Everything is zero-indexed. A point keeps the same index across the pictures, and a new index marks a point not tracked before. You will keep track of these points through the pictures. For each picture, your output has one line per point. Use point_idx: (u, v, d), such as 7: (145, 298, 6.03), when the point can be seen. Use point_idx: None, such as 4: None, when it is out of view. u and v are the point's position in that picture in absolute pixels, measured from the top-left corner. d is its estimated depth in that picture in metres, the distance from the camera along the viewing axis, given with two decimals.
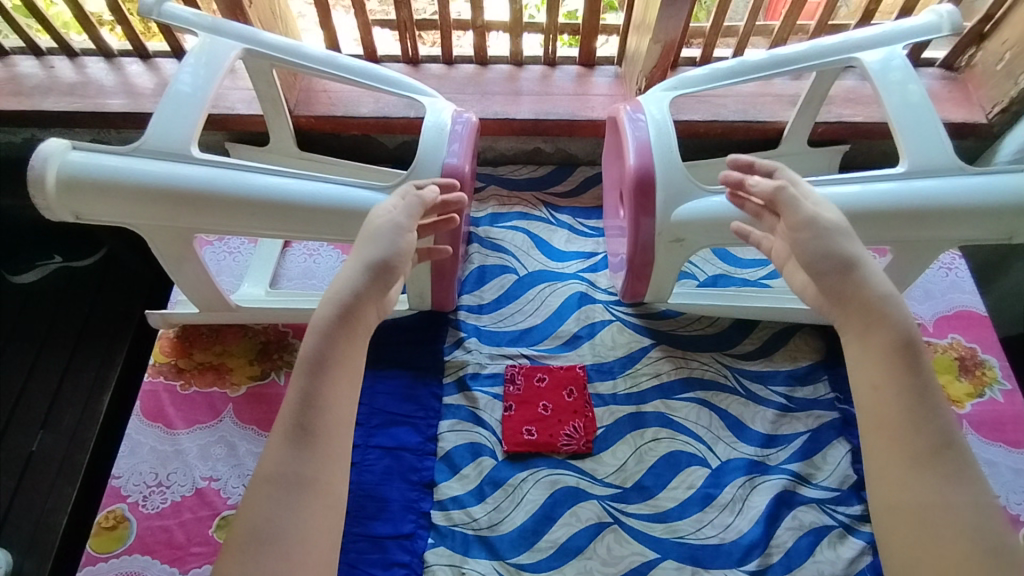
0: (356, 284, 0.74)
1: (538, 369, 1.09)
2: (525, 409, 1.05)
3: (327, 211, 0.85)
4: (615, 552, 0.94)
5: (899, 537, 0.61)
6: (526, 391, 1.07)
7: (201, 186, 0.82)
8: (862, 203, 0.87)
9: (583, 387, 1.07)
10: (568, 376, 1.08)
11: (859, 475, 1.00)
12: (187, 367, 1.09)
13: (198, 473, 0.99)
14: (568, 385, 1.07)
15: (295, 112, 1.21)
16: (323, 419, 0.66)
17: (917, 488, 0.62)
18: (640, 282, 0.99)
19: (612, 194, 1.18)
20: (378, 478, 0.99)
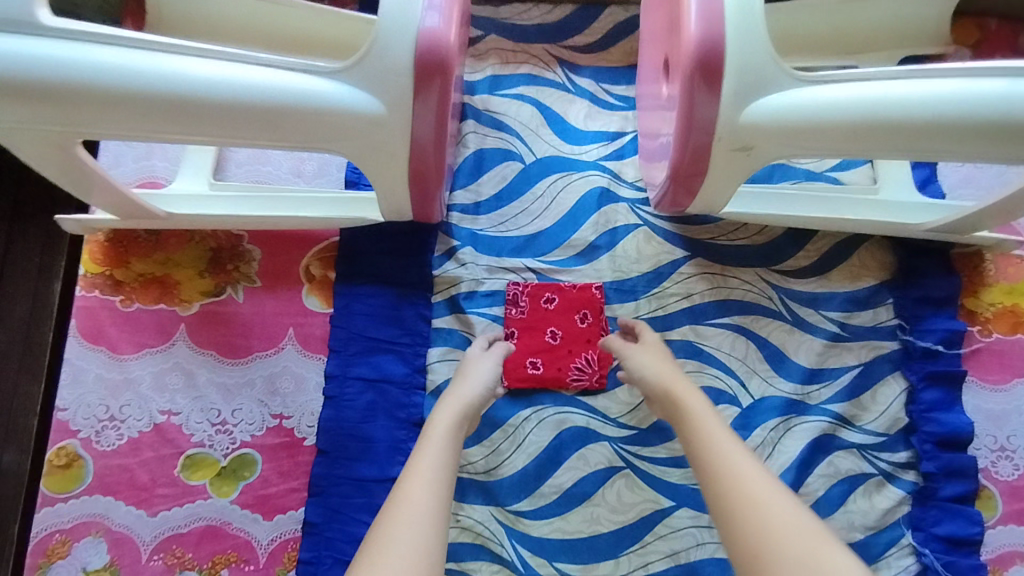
0: (478, 397, 0.76)
1: (546, 287, 0.90)
2: (530, 337, 0.88)
3: (252, 111, 0.60)
4: (625, 500, 0.85)
5: (756, 568, 0.57)
6: (532, 316, 0.89)
7: (63, 77, 0.56)
8: (1002, 112, 0.63)
9: (598, 310, 0.90)
10: (581, 296, 0.90)
11: (911, 419, 0.87)
12: (126, 280, 0.90)
13: (154, 406, 0.86)
14: (581, 308, 0.89)
15: None
16: (447, 474, 0.66)
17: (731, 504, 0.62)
18: (683, 194, 0.76)
19: (651, 54, 0.88)
20: (360, 416, 0.86)
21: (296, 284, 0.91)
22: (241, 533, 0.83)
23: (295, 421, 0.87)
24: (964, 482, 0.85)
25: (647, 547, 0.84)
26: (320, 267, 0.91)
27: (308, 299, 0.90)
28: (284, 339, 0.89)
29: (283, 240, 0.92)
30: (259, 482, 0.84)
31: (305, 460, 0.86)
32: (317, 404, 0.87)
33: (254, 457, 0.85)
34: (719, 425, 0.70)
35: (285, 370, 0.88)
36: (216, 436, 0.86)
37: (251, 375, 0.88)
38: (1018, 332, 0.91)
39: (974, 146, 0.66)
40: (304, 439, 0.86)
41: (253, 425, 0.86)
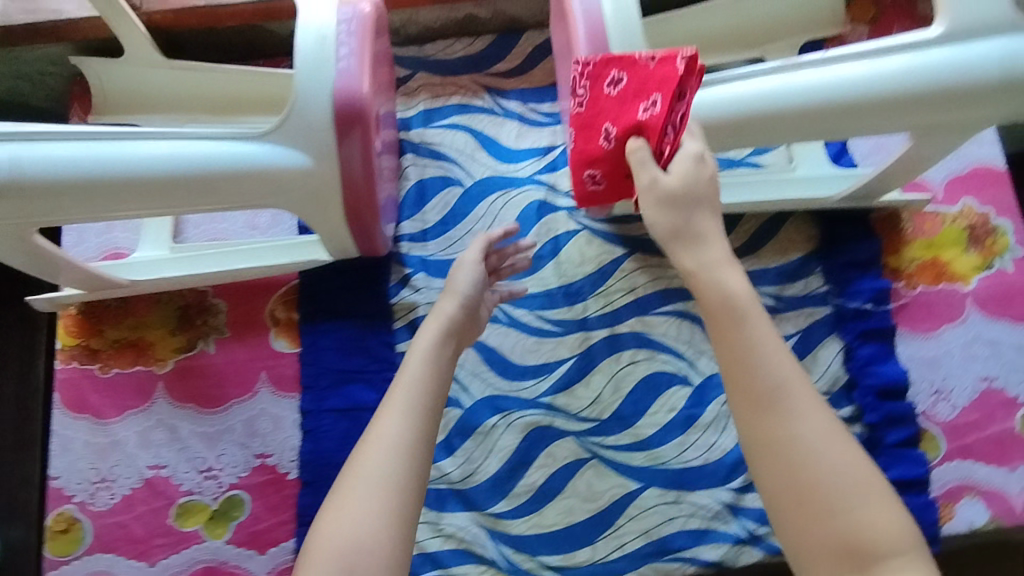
0: (458, 310, 0.77)
1: (609, 64, 0.66)
2: (584, 135, 0.67)
3: (188, 180, 0.66)
4: (596, 488, 0.90)
5: (773, 479, 0.53)
6: (590, 76, 0.66)
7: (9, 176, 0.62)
8: (871, 91, 0.67)
9: (674, 97, 0.62)
10: (657, 75, 0.63)
11: (850, 375, 0.93)
12: (101, 347, 0.95)
13: (142, 463, 0.91)
14: (652, 90, 0.63)
15: (143, 8, 0.92)
16: (427, 400, 0.65)
17: (780, 450, 0.52)
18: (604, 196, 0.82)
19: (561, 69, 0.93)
20: (338, 444, 0.91)
21: (263, 329, 0.96)
22: (239, 569, 0.88)
23: (277, 458, 0.92)
24: (906, 428, 0.91)
25: (621, 529, 0.89)
26: (284, 310, 0.96)
27: (276, 342, 0.96)
28: (258, 383, 0.94)
29: (246, 290, 0.98)
30: (250, 519, 0.89)
31: (290, 493, 0.90)
32: (296, 439, 0.92)
33: (243, 497, 0.90)
34: (778, 349, 0.55)
35: (262, 412, 0.93)
36: (204, 483, 0.90)
37: (230, 421, 0.93)
38: (941, 281, 0.97)
39: (845, 127, 0.70)
40: (288, 474, 0.91)
41: (238, 467, 0.91)
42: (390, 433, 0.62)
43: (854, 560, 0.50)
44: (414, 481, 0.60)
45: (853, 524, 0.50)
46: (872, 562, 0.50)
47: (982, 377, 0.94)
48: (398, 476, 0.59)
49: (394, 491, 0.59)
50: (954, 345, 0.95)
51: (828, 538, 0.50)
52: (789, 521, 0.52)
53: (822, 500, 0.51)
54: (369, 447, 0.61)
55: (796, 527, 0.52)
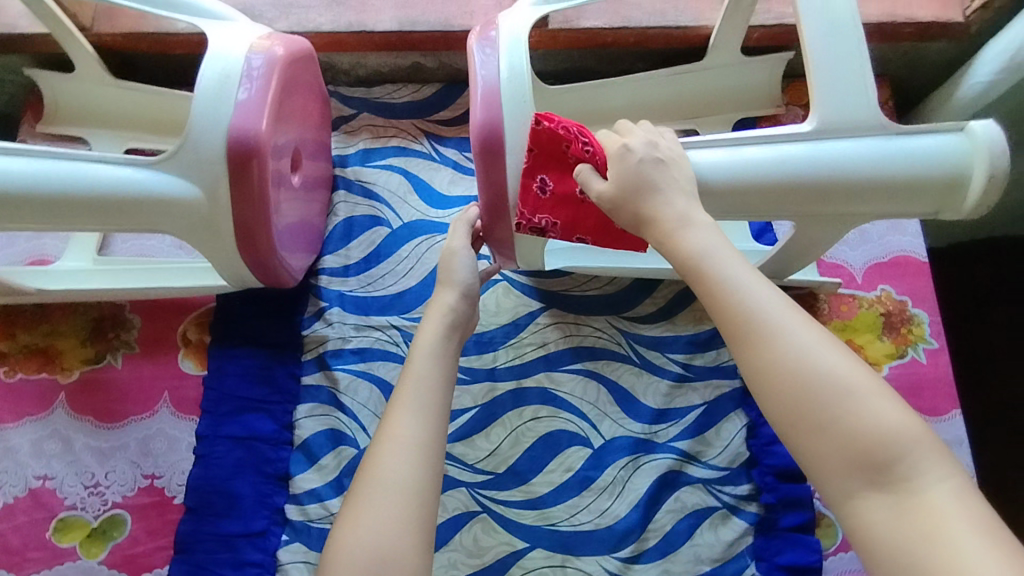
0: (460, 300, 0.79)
1: (527, 186, 0.71)
2: (585, 218, 0.72)
3: (72, 199, 0.66)
4: (482, 543, 0.89)
5: (779, 408, 0.51)
6: (529, 206, 0.72)
7: None
8: (747, 178, 0.68)
9: (571, 144, 0.68)
10: (544, 142, 0.69)
11: (751, 453, 0.93)
12: (11, 351, 0.96)
13: (31, 472, 0.91)
14: (556, 149, 0.68)
15: (93, 29, 0.96)
16: (435, 397, 0.67)
17: (766, 373, 0.51)
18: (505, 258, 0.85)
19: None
20: (228, 472, 0.90)
21: (173, 349, 0.97)
22: None
23: (166, 480, 0.91)
24: (803, 512, 0.90)
25: None
26: (196, 331, 0.97)
27: (183, 363, 0.96)
28: (159, 403, 0.94)
29: (162, 308, 0.99)
30: (127, 541, 0.88)
31: (173, 518, 0.89)
32: (187, 463, 0.92)
33: (124, 517, 0.89)
34: (749, 273, 0.55)
35: (159, 432, 0.93)
36: (88, 498, 0.90)
37: (126, 438, 0.93)
38: None
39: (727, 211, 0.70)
40: (174, 498, 0.90)
41: (125, 485, 0.90)
42: (406, 434, 0.63)
43: (868, 467, 0.48)
44: (431, 485, 0.61)
45: (848, 432, 0.48)
46: (890, 467, 0.47)
47: None
48: (416, 476, 0.60)
49: (413, 493, 0.59)
50: None
51: (834, 450, 0.48)
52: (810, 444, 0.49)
53: (823, 411, 0.49)
54: (382, 450, 0.61)
55: (806, 449, 0.50)
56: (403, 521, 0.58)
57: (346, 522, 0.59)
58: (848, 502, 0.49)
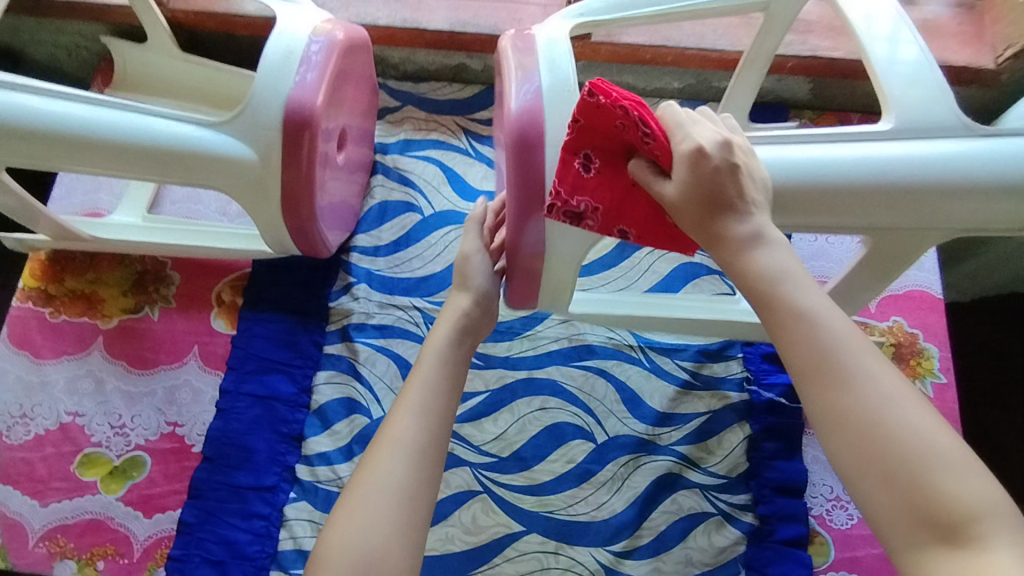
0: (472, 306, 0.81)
1: (569, 160, 0.65)
2: (632, 205, 0.67)
3: (140, 149, 0.72)
4: (480, 522, 0.92)
5: (846, 452, 0.48)
6: (568, 185, 0.66)
7: None
8: (838, 178, 0.69)
9: (637, 124, 0.60)
10: (597, 118, 0.62)
11: (750, 464, 0.95)
12: (57, 294, 1.02)
13: (63, 407, 0.96)
14: (614, 124, 0.62)
15: (169, 5, 1.03)
16: (437, 403, 0.67)
17: (838, 416, 0.49)
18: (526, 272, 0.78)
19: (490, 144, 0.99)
20: (245, 427, 0.95)
21: (206, 307, 1.02)
22: (121, 528, 0.90)
23: (187, 429, 0.96)
24: (797, 526, 0.91)
25: (495, 568, 0.90)
26: (230, 293, 1.03)
27: (215, 321, 1.01)
28: (188, 355, 0.99)
29: (201, 268, 1.04)
30: (145, 482, 0.92)
31: (190, 465, 0.94)
32: (208, 415, 0.97)
33: (144, 459, 0.94)
34: (823, 303, 0.52)
35: (185, 383, 0.98)
36: (113, 438, 0.95)
37: (154, 385, 0.97)
38: None
39: (813, 214, 0.70)
40: (193, 446, 0.95)
41: (148, 430, 0.95)
42: (404, 435, 0.63)
43: (938, 527, 0.45)
44: (421, 492, 0.61)
45: (926, 489, 0.45)
46: (959, 526, 0.44)
47: None
48: (410, 480, 0.61)
49: (405, 495, 0.60)
50: None
51: (899, 501, 0.46)
52: (878, 493, 0.47)
53: (895, 458, 0.46)
54: (381, 452, 0.62)
55: (871, 497, 0.47)
56: (391, 523, 0.58)
57: (336, 517, 0.59)
58: (914, 560, 0.46)
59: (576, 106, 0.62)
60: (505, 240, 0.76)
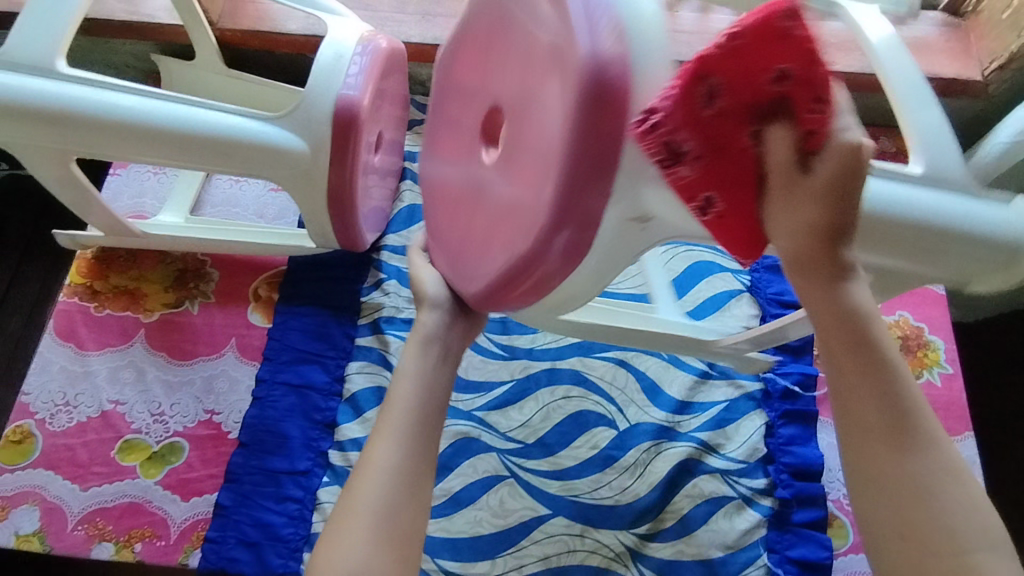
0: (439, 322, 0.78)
1: (687, 88, 0.51)
2: (732, 179, 0.55)
3: (204, 141, 0.78)
4: (507, 506, 0.94)
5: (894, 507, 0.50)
6: (679, 114, 0.51)
7: (59, 106, 0.75)
8: None
9: (811, 85, 0.50)
10: (755, 49, 0.50)
11: (768, 450, 0.98)
12: (102, 290, 1.07)
13: (104, 396, 1.00)
14: (772, 74, 0.50)
15: (219, 24, 1.11)
16: (416, 426, 0.68)
17: (887, 480, 0.51)
18: (523, 277, 0.60)
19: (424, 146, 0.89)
20: (280, 414, 0.98)
21: (244, 302, 1.07)
22: (159, 510, 0.93)
23: (224, 417, 0.99)
24: (815, 509, 0.94)
25: (522, 550, 0.92)
26: (266, 289, 1.08)
27: (251, 315, 1.06)
28: (226, 347, 1.04)
29: (239, 266, 1.10)
30: (183, 466, 0.96)
31: (226, 450, 0.97)
32: (244, 403, 1.00)
33: (183, 445, 0.97)
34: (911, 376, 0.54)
35: (222, 373, 1.02)
36: (153, 425, 0.98)
37: (192, 375, 1.02)
38: None
39: None
40: (229, 433, 0.98)
41: (187, 417, 0.99)
42: (383, 460, 0.64)
43: None
44: (404, 515, 0.62)
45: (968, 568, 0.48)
46: None
47: None
48: (393, 503, 0.62)
49: (387, 522, 0.61)
50: None
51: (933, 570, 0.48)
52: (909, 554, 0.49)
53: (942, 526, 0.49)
54: (364, 480, 0.63)
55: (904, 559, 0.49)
56: (376, 550, 0.59)
57: (321, 550, 0.60)
58: None
59: (755, 16, 0.49)
60: (523, 232, 0.58)
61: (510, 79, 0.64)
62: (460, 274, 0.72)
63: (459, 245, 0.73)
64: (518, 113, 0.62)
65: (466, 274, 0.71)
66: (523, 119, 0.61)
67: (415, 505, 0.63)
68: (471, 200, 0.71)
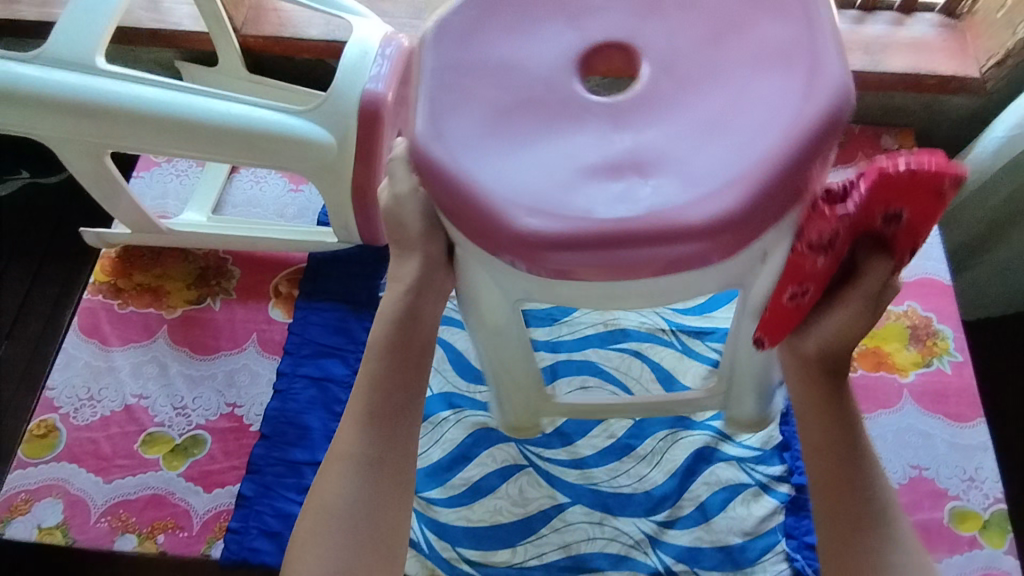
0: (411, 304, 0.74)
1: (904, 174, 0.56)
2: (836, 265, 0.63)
3: (233, 132, 0.82)
4: (526, 494, 0.95)
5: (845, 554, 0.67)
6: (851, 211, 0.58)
7: (99, 100, 0.80)
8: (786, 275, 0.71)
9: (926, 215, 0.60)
10: (922, 188, 0.56)
11: (784, 437, 0.99)
12: (126, 288, 1.09)
13: (128, 390, 1.01)
14: (928, 193, 0.57)
15: (242, 31, 1.15)
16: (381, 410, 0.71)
17: (852, 537, 0.67)
18: (620, 267, 0.60)
19: (425, 44, 0.70)
20: (301, 407, 1.00)
21: (264, 298, 1.09)
22: (181, 502, 0.94)
23: (245, 410, 1.01)
24: None
25: (542, 538, 0.92)
26: (287, 285, 1.10)
27: (272, 311, 1.08)
28: (247, 341, 1.06)
29: (259, 263, 1.12)
30: (205, 459, 0.97)
31: (248, 442, 0.98)
32: (266, 396, 1.02)
33: (205, 437, 0.98)
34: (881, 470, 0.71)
35: (243, 367, 1.04)
36: (176, 418, 1.00)
37: (214, 369, 1.03)
38: (880, 369, 1.05)
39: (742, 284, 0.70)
40: (250, 425, 0.99)
41: (209, 410, 1.00)
42: (350, 452, 0.70)
43: None
44: (370, 509, 0.68)
45: None
46: None
47: (913, 464, 0.98)
48: (363, 497, 0.68)
49: (354, 517, 0.67)
50: (887, 429, 1.01)
51: None
52: None
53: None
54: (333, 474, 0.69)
55: None
56: (343, 544, 0.66)
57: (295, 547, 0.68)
58: None
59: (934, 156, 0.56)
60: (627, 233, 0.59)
61: (691, 84, 0.66)
62: (500, 194, 0.62)
63: (501, 168, 0.63)
64: (688, 117, 0.64)
65: (510, 204, 0.61)
66: (696, 130, 0.63)
67: (392, 504, 0.69)
68: (540, 139, 0.65)
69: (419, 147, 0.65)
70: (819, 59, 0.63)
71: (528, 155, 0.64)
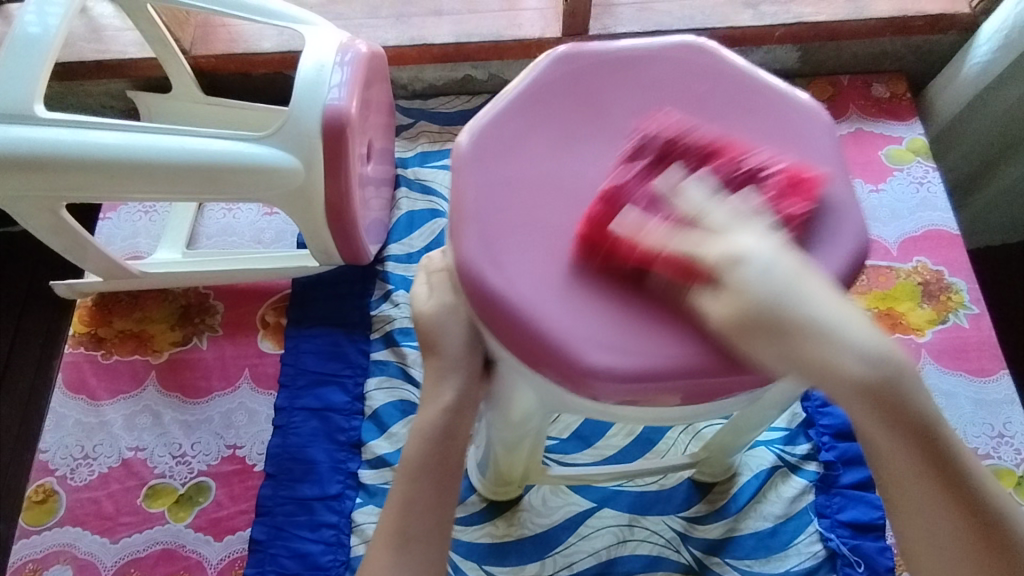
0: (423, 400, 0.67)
1: None
2: None
3: (194, 168, 0.77)
4: (549, 504, 0.92)
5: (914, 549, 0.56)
6: None
7: (43, 153, 0.74)
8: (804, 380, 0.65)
9: None
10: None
11: (806, 414, 0.96)
12: (108, 336, 1.05)
13: (123, 444, 0.97)
14: None
15: (192, 52, 1.09)
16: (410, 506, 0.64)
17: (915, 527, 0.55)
18: (661, 392, 0.54)
19: (462, 161, 0.60)
20: (305, 440, 0.96)
21: (253, 331, 1.05)
22: (194, 554, 0.91)
23: (247, 450, 0.97)
24: (862, 469, 0.91)
25: (570, 548, 0.89)
26: (274, 315, 1.06)
27: (263, 343, 1.04)
28: (240, 379, 1.02)
29: (244, 294, 1.08)
30: (212, 506, 0.93)
31: (254, 484, 0.95)
32: (267, 434, 0.98)
33: (209, 484, 0.95)
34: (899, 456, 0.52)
35: (240, 406, 1.00)
36: (176, 467, 0.96)
37: (210, 411, 0.99)
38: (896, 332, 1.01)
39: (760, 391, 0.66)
40: (255, 465, 0.96)
41: (210, 455, 0.97)
42: None
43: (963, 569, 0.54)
44: None
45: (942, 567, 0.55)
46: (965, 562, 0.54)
47: None
48: None
49: None
50: None
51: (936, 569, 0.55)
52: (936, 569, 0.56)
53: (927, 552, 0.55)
54: None
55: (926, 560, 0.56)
56: None
57: None
58: None
59: None
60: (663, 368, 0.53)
61: None
62: (554, 326, 0.54)
63: (555, 301, 0.55)
64: None
65: (572, 336, 0.54)
66: None
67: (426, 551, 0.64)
68: (594, 272, 0.56)
69: (474, 276, 0.56)
70: (840, 210, 0.58)
71: (574, 296, 0.55)
